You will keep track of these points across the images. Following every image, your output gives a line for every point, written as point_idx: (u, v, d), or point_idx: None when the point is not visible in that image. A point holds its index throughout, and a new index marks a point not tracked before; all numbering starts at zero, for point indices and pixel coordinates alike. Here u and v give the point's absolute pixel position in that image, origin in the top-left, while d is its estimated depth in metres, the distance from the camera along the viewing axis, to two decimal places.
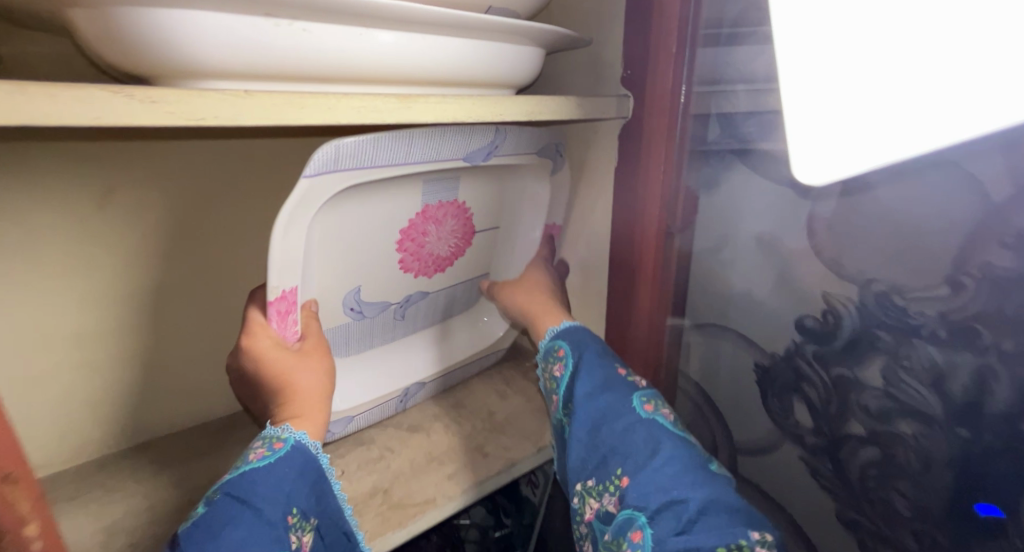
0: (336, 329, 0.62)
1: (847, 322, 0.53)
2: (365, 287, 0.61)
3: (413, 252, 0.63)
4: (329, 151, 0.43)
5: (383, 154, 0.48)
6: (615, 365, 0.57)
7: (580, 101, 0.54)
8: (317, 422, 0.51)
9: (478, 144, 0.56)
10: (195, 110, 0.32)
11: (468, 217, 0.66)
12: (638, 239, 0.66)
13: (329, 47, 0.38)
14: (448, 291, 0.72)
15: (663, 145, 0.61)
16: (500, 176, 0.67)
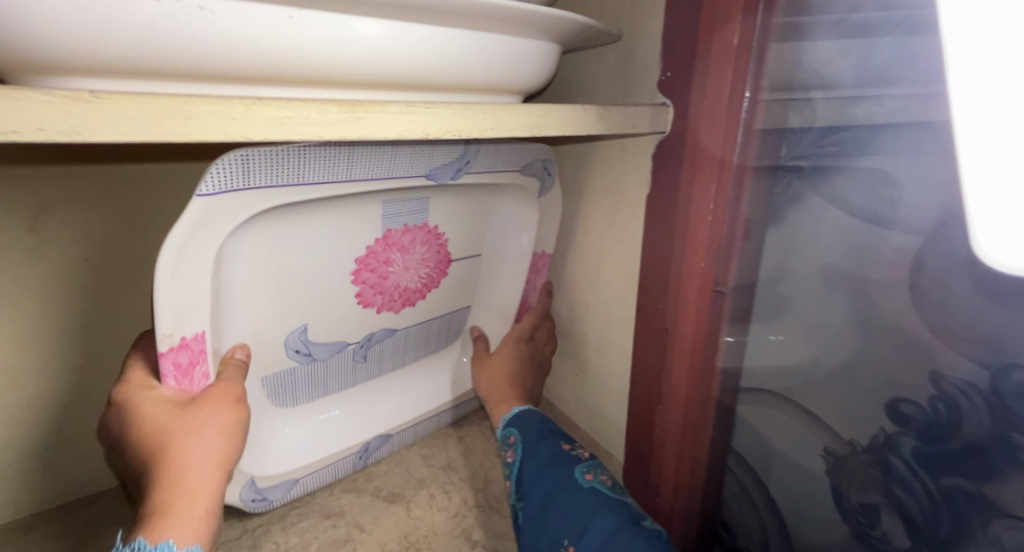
0: (274, 377, 0.55)
1: (968, 416, 0.39)
2: (314, 326, 0.54)
3: (374, 282, 0.57)
4: (237, 159, 0.38)
5: (313, 169, 0.42)
6: (559, 441, 0.55)
7: (604, 113, 0.41)
8: (204, 510, 0.40)
9: (444, 159, 0.50)
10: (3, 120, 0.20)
11: (440, 243, 0.59)
12: (676, 284, 0.53)
13: (249, 34, 0.27)
14: (423, 328, 0.64)
15: (713, 170, 0.47)
16: (477, 195, 0.60)
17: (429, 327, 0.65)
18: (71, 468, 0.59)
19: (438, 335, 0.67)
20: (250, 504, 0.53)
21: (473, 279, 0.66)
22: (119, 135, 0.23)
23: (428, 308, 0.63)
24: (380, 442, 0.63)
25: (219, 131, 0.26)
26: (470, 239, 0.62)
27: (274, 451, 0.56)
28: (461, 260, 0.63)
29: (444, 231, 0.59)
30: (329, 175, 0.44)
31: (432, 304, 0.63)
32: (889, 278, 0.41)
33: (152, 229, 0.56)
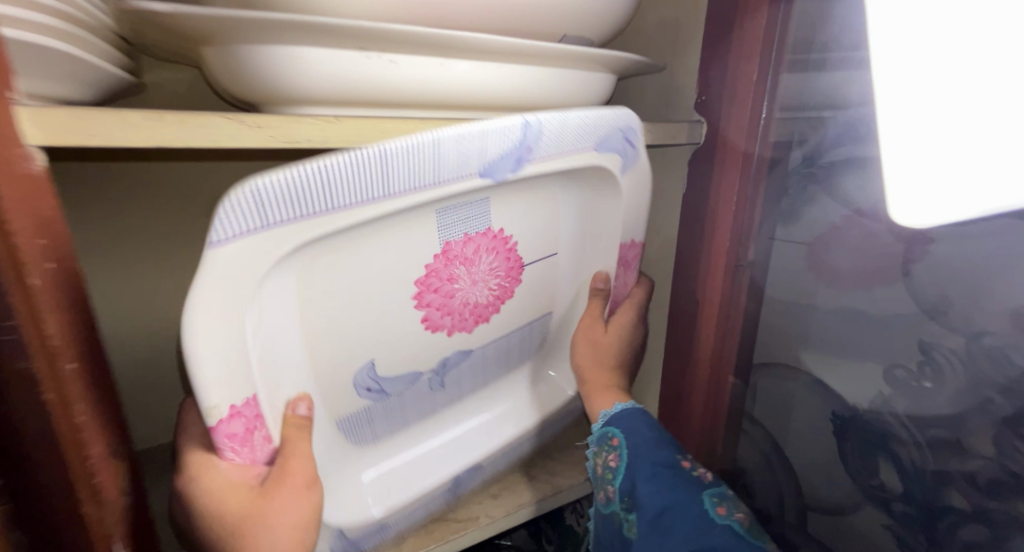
0: (351, 419, 0.50)
1: (949, 377, 0.47)
2: (382, 361, 0.47)
3: (439, 302, 0.47)
4: (249, 196, 0.29)
5: (344, 173, 0.32)
6: (681, 458, 0.53)
7: (651, 128, 0.53)
8: None
9: (503, 138, 0.38)
10: (290, 134, 0.33)
11: (510, 248, 0.50)
12: (705, 270, 0.63)
13: (414, 76, 0.39)
14: (501, 343, 0.56)
15: (734, 172, 0.57)
16: (552, 211, 0.52)
17: (509, 342, 0.57)
18: None
19: (518, 351, 0.60)
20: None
21: (553, 283, 0.57)
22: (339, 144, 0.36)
23: (506, 323, 0.54)
24: (470, 475, 0.60)
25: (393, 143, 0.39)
26: (546, 241, 0.53)
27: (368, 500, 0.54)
28: (535, 263, 0.53)
29: (513, 233, 0.49)
30: (341, 181, 0.32)
31: (509, 317, 0.54)
32: (886, 263, 0.50)
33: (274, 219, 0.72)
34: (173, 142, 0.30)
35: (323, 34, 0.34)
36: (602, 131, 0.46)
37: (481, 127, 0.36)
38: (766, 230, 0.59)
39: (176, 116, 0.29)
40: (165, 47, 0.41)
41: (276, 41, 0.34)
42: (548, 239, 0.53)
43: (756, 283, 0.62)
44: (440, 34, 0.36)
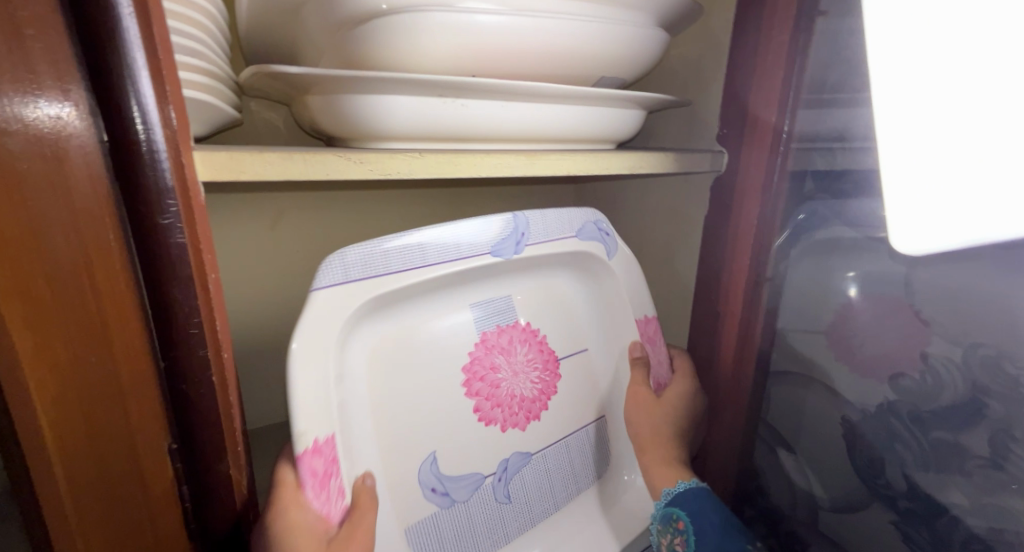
0: (418, 530, 0.50)
1: (949, 384, 0.52)
2: (442, 454, 0.52)
3: (488, 392, 0.56)
4: (338, 256, 0.43)
5: (399, 252, 0.47)
6: (751, 547, 0.53)
7: (679, 157, 0.59)
8: None
9: (503, 230, 0.54)
10: (382, 167, 0.40)
11: (541, 339, 0.61)
12: (727, 285, 0.67)
13: (480, 116, 0.46)
14: (561, 448, 0.61)
15: (754, 198, 0.62)
16: (564, 306, 0.64)
17: (569, 445, 0.62)
18: None
19: (579, 462, 0.63)
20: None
21: (594, 381, 0.64)
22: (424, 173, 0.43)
23: (557, 422, 0.61)
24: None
25: (465, 170, 0.46)
26: (571, 337, 0.64)
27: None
28: (569, 357, 0.63)
29: (540, 328, 0.61)
30: (389, 256, 0.46)
31: (561, 415, 0.61)
32: (892, 281, 0.55)
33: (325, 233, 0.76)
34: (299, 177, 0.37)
35: (415, 85, 0.41)
36: (576, 224, 0.61)
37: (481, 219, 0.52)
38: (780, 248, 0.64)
39: (302, 156, 0.36)
40: (268, 89, 0.48)
41: (375, 90, 0.41)
42: (573, 336, 0.64)
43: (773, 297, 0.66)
44: (506, 83, 0.43)
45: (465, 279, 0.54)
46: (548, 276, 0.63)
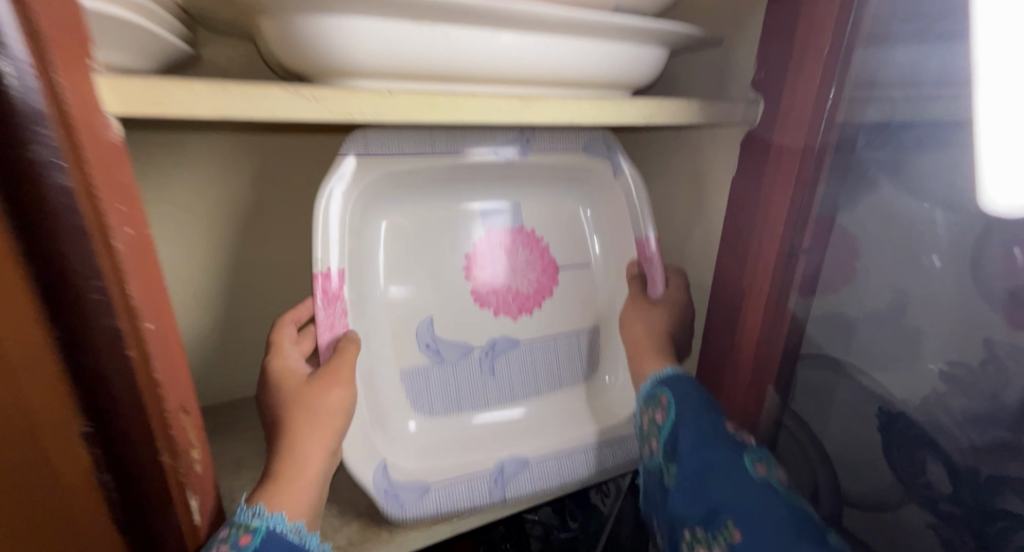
0: (411, 373, 0.66)
1: (1014, 377, 0.45)
2: (437, 319, 0.69)
3: (484, 283, 0.71)
4: (358, 137, 0.57)
5: (410, 149, 0.61)
6: (722, 420, 0.55)
7: (706, 104, 0.50)
8: (303, 503, 0.47)
9: (506, 139, 0.66)
10: (344, 106, 0.35)
11: (542, 245, 0.74)
12: (754, 257, 0.60)
13: (465, 49, 0.39)
14: (547, 343, 0.73)
15: (792, 157, 0.54)
16: (565, 210, 0.74)
17: (557, 344, 0.74)
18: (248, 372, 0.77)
19: (565, 361, 0.74)
20: (385, 500, 0.57)
21: (588, 295, 0.75)
22: (400, 117, 0.37)
23: (551, 318, 0.74)
24: (517, 469, 0.64)
25: (453, 116, 0.39)
26: (573, 247, 0.75)
27: (410, 449, 0.64)
28: (565, 267, 0.75)
29: (542, 234, 0.74)
30: (420, 157, 0.62)
31: (553, 315, 0.74)
32: (955, 254, 0.47)
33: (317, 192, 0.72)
34: (241, 114, 0.32)
35: (381, 4, 0.34)
36: (585, 143, 0.71)
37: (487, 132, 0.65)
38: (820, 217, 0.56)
39: (240, 88, 0.31)
40: (225, 17, 0.42)
41: (335, 12, 0.34)
42: (574, 248, 0.75)
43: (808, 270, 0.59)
44: (495, 4, 0.35)
45: (468, 186, 0.69)
46: (558, 190, 0.74)
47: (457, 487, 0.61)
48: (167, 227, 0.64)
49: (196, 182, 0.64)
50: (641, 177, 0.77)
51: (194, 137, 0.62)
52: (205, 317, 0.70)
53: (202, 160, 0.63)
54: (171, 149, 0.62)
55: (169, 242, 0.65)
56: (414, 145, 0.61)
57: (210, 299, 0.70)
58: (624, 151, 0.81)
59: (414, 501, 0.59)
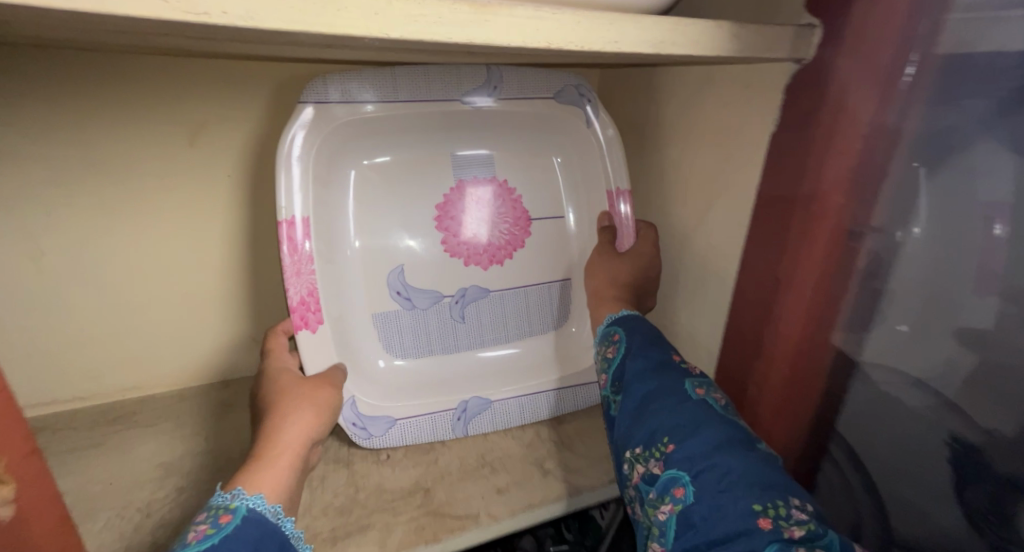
0: (383, 316, 0.62)
1: None
2: (408, 268, 0.63)
3: (453, 231, 0.65)
4: (318, 81, 0.52)
5: (371, 90, 0.55)
6: (670, 351, 0.51)
7: (738, 30, 0.36)
8: (279, 479, 0.42)
9: (474, 82, 0.60)
10: (194, 3, 0.23)
11: (516, 198, 0.66)
12: (792, 237, 0.44)
13: None
14: (520, 293, 0.67)
15: (858, 110, 0.37)
16: (541, 163, 0.67)
17: (528, 295, 0.67)
18: (185, 361, 0.67)
19: (538, 311, 0.68)
20: (351, 431, 0.55)
21: (563, 246, 0.69)
22: (280, 24, 0.25)
23: (522, 270, 0.67)
24: (480, 407, 0.60)
25: (363, 27, 0.27)
26: (549, 197, 0.68)
27: (383, 383, 0.60)
28: (542, 220, 0.68)
29: (517, 186, 0.66)
30: (384, 105, 0.56)
31: (524, 266, 0.67)
32: None
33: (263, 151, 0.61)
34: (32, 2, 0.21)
35: None
36: (557, 86, 0.63)
37: (453, 71, 0.59)
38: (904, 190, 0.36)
39: None
40: None
41: None
42: (552, 198, 0.68)
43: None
44: None
45: (443, 134, 0.62)
46: (532, 142, 0.67)
47: (422, 419, 0.59)
48: (76, 190, 0.54)
49: (120, 131, 0.53)
50: (649, 135, 0.63)
51: (116, 76, 0.51)
52: (135, 293, 0.61)
53: (109, 105, 0.52)
54: (86, 89, 0.51)
55: (85, 206, 0.55)
56: (378, 86, 0.55)
57: (135, 274, 0.60)
58: (632, 105, 0.67)
59: (382, 435, 0.56)
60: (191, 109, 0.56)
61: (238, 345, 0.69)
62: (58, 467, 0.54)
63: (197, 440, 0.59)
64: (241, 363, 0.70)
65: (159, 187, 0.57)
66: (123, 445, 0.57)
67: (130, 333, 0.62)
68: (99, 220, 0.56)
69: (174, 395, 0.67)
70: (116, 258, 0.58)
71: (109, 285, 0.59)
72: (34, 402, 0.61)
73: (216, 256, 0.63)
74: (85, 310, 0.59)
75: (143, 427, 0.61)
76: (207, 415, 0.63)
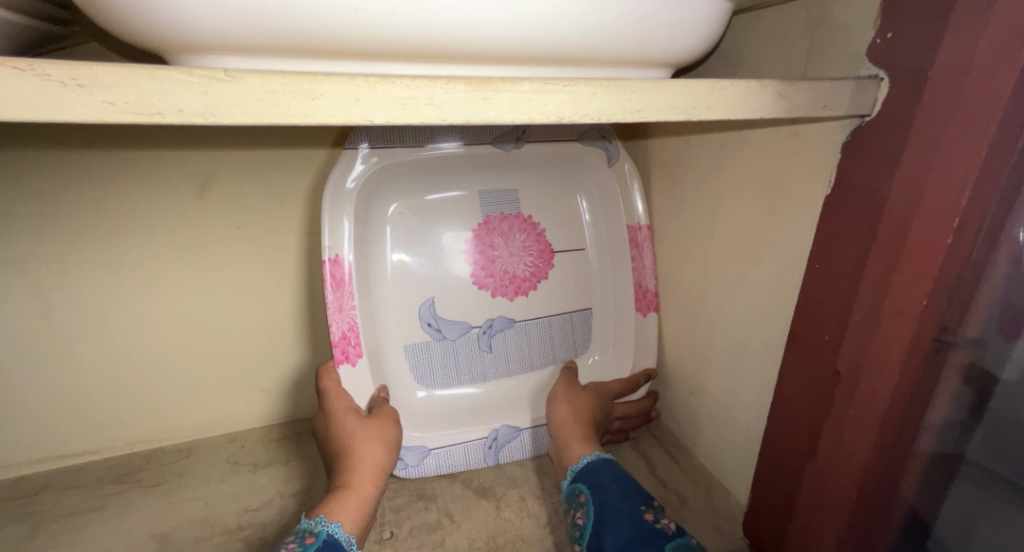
0: (416, 348, 0.58)
1: None
2: (438, 300, 0.59)
3: (482, 264, 0.61)
4: (362, 128, 0.51)
5: (410, 138, 0.53)
6: (643, 507, 0.41)
7: (785, 89, 0.31)
8: (354, 513, 0.44)
9: (504, 128, 0.58)
10: (147, 102, 0.20)
11: (539, 232, 0.62)
12: (856, 327, 0.35)
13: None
14: (543, 325, 0.63)
15: (946, 181, 0.28)
16: (567, 203, 0.63)
17: (550, 325, 0.63)
18: (177, 418, 0.63)
19: (561, 343, 0.63)
20: None
21: (587, 284, 0.64)
22: (245, 119, 0.22)
23: (544, 305, 0.63)
24: (509, 436, 0.59)
25: (338, 114, 0.23)
26: (570, 233, 0.64)
27: (418, 414, 0.58)
28: (566, 253, 0.63)
29: (542, 222, 0.62)
30: (421, 150, 0.54)
31: (548, 300, 0.63)
32: None
33: (259, 204, 0.57)
34: None
35: None
36: (579, 128, 0.60)
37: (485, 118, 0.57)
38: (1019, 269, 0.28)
39: None
40: None
41: None
42: (574, 232, 0.64)
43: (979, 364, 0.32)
44: None
45: (467, 173, 0.59)
46: (553, 183, 0.63)
47: (455, 448, 0.58)
48: (82, 246, 0.52)
49: (109, 189, 0.51)
50: (674, 180, 0.57)
51: (111, 137, 0.49)
52: (127, 351, 0.58)
53: (116, 159, 0.50)
54: (81, 151, 0.49)
55: (90, 261, 0.53)
56: (416, 133, 0.54)
57: (129, 332, 0.57)
58: (653, 143, 0.61)
59: (417, 463, 0.56)
60: (185, 164, 0.53)
61: (232, 398, 0.65)
62: (52, 539, 0.51)
63: (189, 510, 0.55)
64: (237, 417, 0.66)
65: (148, 242, 0.54)
66: (114, 515, 0.54)
67: (122, 392, 0.59)
68: (90, 279, 0.53)
69: (180, 448, 0.64)
70: (105, 316, 0.55)
71: (103, 345, 0.56)
72: (36, 459, 0.58)
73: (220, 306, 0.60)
74: (87, 369, 0.57)
75: (133, 490, 0.57)
76: (201, 479, 0.59)
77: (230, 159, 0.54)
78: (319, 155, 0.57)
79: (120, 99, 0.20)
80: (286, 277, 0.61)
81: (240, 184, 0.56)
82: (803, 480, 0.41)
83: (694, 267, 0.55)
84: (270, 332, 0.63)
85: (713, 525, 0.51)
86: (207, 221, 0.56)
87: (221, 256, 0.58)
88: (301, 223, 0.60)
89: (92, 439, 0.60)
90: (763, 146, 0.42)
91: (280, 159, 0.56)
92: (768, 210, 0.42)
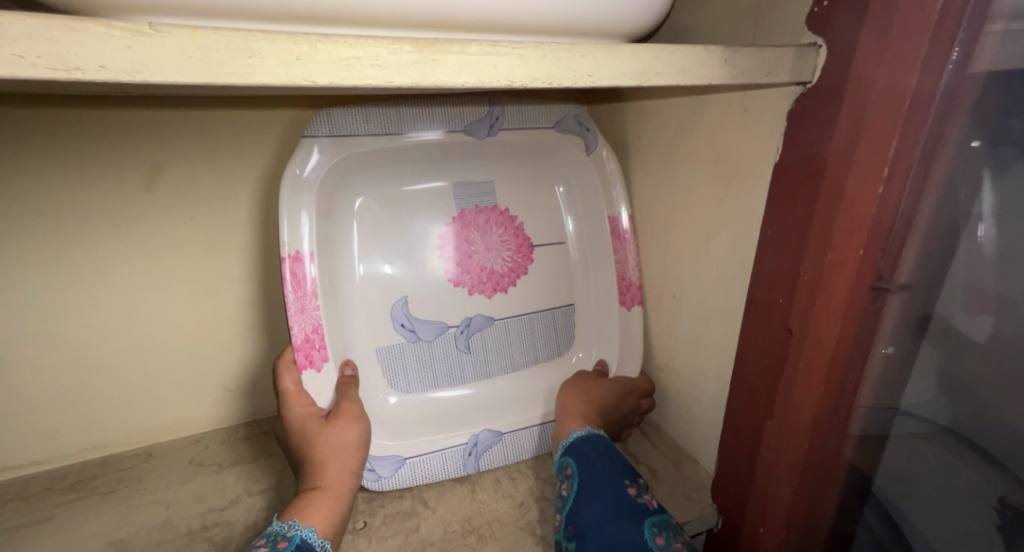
0: (388, 350, 0.56)
1: None
2: (412, 299, 0.57)
3: (459, 260, 0.59)
4: (322, 116, 0.48)
5: (376, 125, 0.51)
6: (626, 481, 0.43)
7: (731, 55, 0.32)
8: (331, 512, 0.43)
9: (477, 114, 0.55)
10: (64, 56, 0.19)
11: (517, 226, 0.61)
12: (803, 292, 0.37)
13: None
14: (523, 321, 0.61)
15: (874, 148, 0.31)
16: (547, 191, 0.62)
17: (532, 321, 0.62)
18: (134, 420, 0.60)
19: (541, 341, 0.62)
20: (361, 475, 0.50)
21: (567, 277, 0.63)
22: (178, 77, 0.21)
23: (523, 301, 0.61)
24: (491, 440, 0.56)
25: (279, 74, 0.22)
26: (548, 226, 0.62)
27: (394, 419, 0.56)
28: (545, 247, 0.62)
29: (519, 214, 0.61)
30: (390, 140, 0.52)
31: (528, 295, 0.62)
32: None
33: (212, 193, 0.55)
34: None
35: None
36: (556, 115, 0.58)
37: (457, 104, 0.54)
38: (941, 225, 0.32)
39: None
40: None
41: None
42: (552, 225, 0.63)
43: (912, 320, 0.35)
44: None
45: (438, 164, 0.57)
46: (532, 174, 0.62)
47: (433, 457, 0.55)
48: (21, 242, 0.49)
49: (45, 179, 0.48)
50: (636, 159, 0.58)
51: (47, 124, 0.47)
52: (74, 352, 0.55)
53: (56, 149, 0.48)
54: (13, 139, 0.46)
55: (31, 259, 0.50)
56: (382, 118, 0.51)
57: (74, 331, 0.54)
58: (613, 124, 0.62)
59: (391, 474, 0.52)
60: (130, 154, 0.50)
61: (193, 397, 0.62)
62: None
63: (149, 515, 0.52)
64: (197, 415, 0.64)
65: (93, 235, 0.51)
66: (67, 526, 0.51)
67: (71, 395, 0.56)
68: (27, 277, 0.50)
69: (138, 453, 0.61)
70: (48, 315, 0.52)
71: (48, 346, 0.53)
72: None
73: (176, 302, 0.58)
74: (31, 372, 0.53)
75: (87, 497, 0.54)
76: (162, 483, 0.57)
77: (179, 148, 0.52)
78: (277, 143, 0.56)
79: (33, 53, 0.18)
80: (246, 268, 0.60)
81: (191, 172, 0.53)
82: (763, 438, 0.42)
83: (658, 243, 0.56)
84: (231, 327, 0.61)
85: (683, 493, 0.52)
86: (157, 212, 0.53)
87: (174, 248, 0.55)
88: (260, 214, 0.58)
89: (41, 447, 0.57)
90: (717, 119, 0.43)
91: (235, 147, 0.54)
92: (724, 182, 0.44)
